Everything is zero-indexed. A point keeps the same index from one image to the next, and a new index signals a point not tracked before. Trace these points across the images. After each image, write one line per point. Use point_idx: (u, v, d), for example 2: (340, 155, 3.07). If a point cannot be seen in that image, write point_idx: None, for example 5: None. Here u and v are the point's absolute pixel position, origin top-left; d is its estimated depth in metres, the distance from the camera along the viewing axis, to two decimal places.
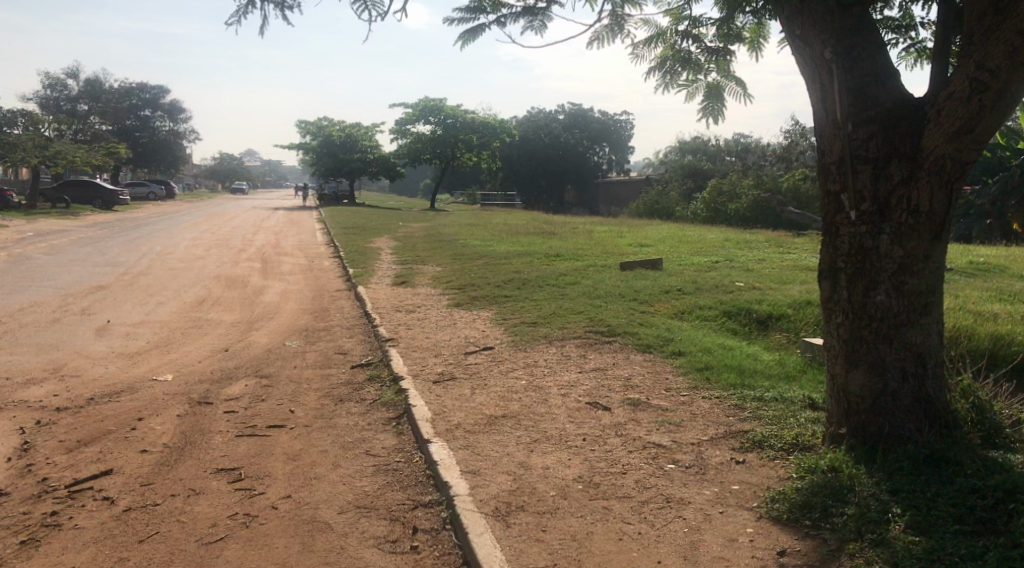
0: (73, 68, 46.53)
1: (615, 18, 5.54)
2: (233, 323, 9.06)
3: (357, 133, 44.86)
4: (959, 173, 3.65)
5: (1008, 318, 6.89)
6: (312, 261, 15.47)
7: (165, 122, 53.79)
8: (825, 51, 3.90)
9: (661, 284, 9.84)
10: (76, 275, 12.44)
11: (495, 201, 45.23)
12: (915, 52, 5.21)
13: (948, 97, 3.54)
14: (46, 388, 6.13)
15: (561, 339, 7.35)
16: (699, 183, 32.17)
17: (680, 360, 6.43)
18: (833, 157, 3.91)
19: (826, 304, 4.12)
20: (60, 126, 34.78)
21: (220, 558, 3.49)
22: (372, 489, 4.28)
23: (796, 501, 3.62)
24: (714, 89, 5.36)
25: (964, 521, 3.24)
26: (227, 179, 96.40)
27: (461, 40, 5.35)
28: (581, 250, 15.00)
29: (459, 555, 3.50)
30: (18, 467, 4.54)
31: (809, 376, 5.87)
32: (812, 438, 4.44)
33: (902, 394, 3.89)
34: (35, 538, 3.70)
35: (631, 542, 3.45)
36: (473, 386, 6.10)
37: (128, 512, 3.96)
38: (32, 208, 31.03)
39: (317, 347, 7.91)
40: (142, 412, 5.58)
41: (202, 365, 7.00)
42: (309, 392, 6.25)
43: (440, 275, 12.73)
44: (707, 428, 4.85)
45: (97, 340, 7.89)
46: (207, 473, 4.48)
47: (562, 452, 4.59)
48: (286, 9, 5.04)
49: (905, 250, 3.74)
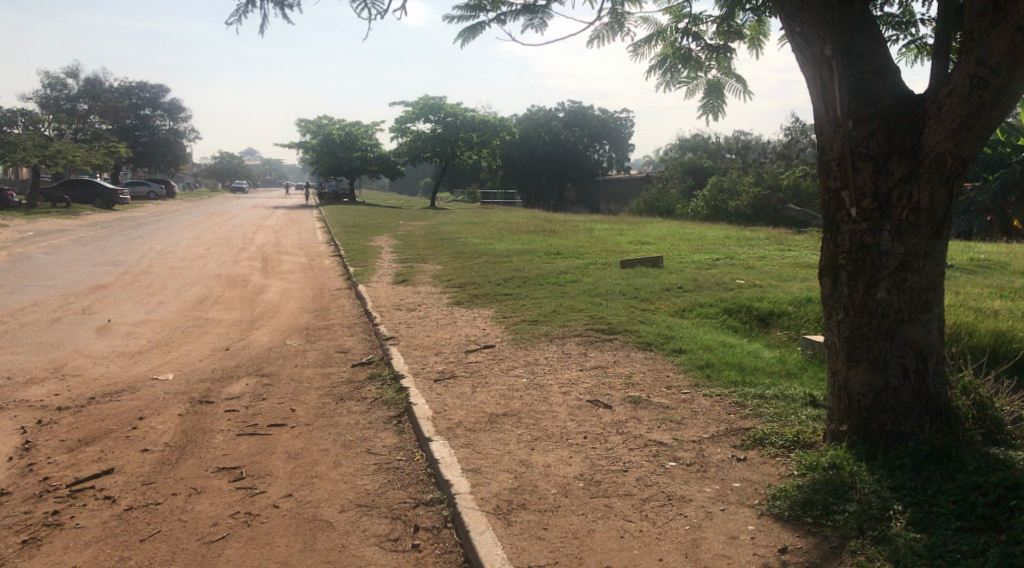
0: (73, 68, 46.55)
1: (615, 16, 5.54)
2: (234, 321, 9.06)
3: (357, 132, 44.84)
4: (959, 170, 3.64)
5: (1008, 314, 6.89)
6: (312, 260, 15.47)
7: (165, 122, 53.92)
8: (825, 48, 3.90)
9: (662, 281, 9.85)
10: (76, 274, 12.43)
11: (495, 200, 45.21)
12: (915, 49, 5.21)
13: (948, 94, 3.53)
14: (47, 388, 6.12)
15: (562, 338, 7.34)
16: (698, 182, 32.21)
17: (680, 357, 6.44)
18: (833, 155, 3.91)
19: (827, 301, 4.12)
20: (59, 125, 34.82)
21: (221, 557, 3.49)
22: (373, 488, 4.28)
23: (798, 499, 3.62)
24: (714, 86, 5.35)
25: (965, 518, 3.24)
26: (228, 178, 96.52)
27: (461, 37, 5.34)
28: (581, 248, 14.96)
29: (460, 554, 3.51)
30: (19, 466, 4.55)
31: (809, 373, 5.88)
32: (813, 435, 4.44)
33: (902, 391, 3.89)
34: (36, 537, 3.70)
35: (633, 540, 3.45)
36: (474, 384, 6.11)
37: (129, 511, 3.96)
38: (34, 208, 31.06)
39: (317, 345, 7.90)
40: (143, 411, 5.57)
41: (203, 365, 7.00)
42: (311, 390, 6.25)
43: (440, 273, 12.71)
44: (707, 426, 4.85)
45: (97, 339, 7.87)
46: (208, 472, 4.48)
47: (563, 450, 4.60)
48: (285, 8, 5.06)
49: (905, 246, 3.74)
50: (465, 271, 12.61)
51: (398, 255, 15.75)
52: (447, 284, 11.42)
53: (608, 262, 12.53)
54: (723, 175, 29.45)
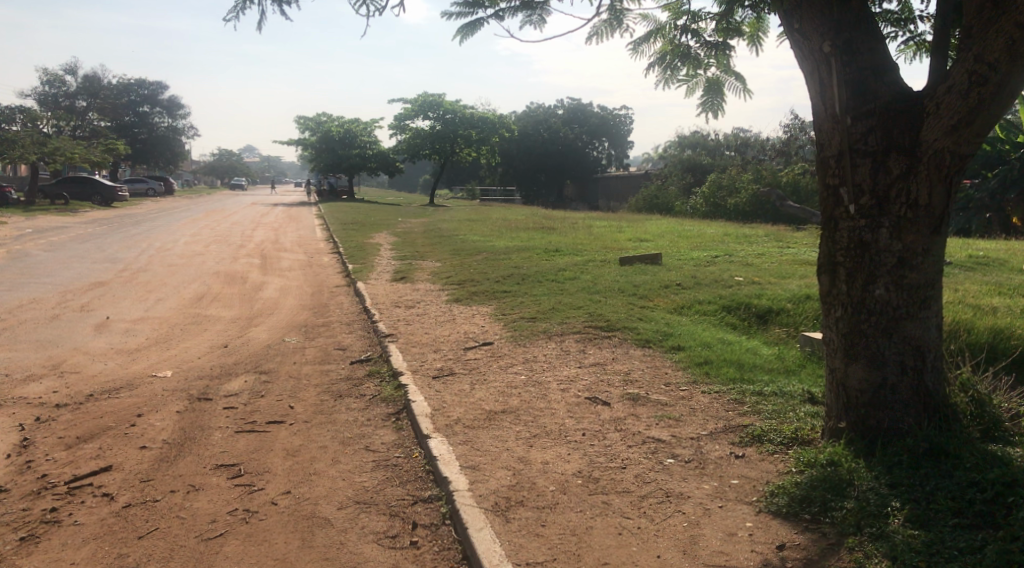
0: (72, 64, 46.44)
1: (614, 13, 5.55)
2: (233, 318, 9.06)
3: (357, 128, 44.70)
4: (958, 167, 3.64)
5: (1006, 312, 6.88)
6: (311, 257, 15.47)
7: (165, 118, 53.99)
8: (825, 44, 3.89)
9: (661, 279, 9.82)
10: (76, 271, 12.46)
11: (495, 197, 45.27)
12: (915, 45, 5.21)
13: (947, 90, 3.52)
14: (47, 385, 6.13)
15: (561, 335, 7.33)
16: (698, 178, 32.56)
17: (679, 355, 6.42)
18: (832, 152, 3.91)
19: (826, 298, 4.11)
20: (59, 121, 34.48)
21: (220, 554, 3.49)
22: (372, 485, 4.28)
23: (796, 495, 3.64)
24: (714, 84, 5.37)
25: (962, 515, 3.24)
26: (227, 175, 96.95)
27: (459, 35, 5.36)
28: (580, 245, 14.94)
29: (459, 550, 3.51)
30: (17, 463, 4.55)
31: (808, 371, 5.87)
32: (812, 432, 4.43)
33: (900, 387, 3.89)
34: (35, 535, 3.69)
35: (631, 537, 3.46)
36: (473, 381, 6.10)
37: (127, 508, 3.95)
38: (33, 204, 31.00)
39: (316, 342, 7.90)
40: (141, 408, 5.58)
41: (201, 362, 7.00)
42: (309, 387, 6.25)
43: (439, 271, 12.68)
44: (706, 423, 4.84)
45: (97, 336, 7.90)
46: (208, 469, 4.49)
47: (562, 447, 4.59)
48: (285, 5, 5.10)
49: (903, 243, 3.74)
50: (463, 268, 12.57)
51: (396, 253, 15.65)
52: (445, 281, 11.39)
53: (607, 258, 12.51)
54: (721, 173, 29.34)
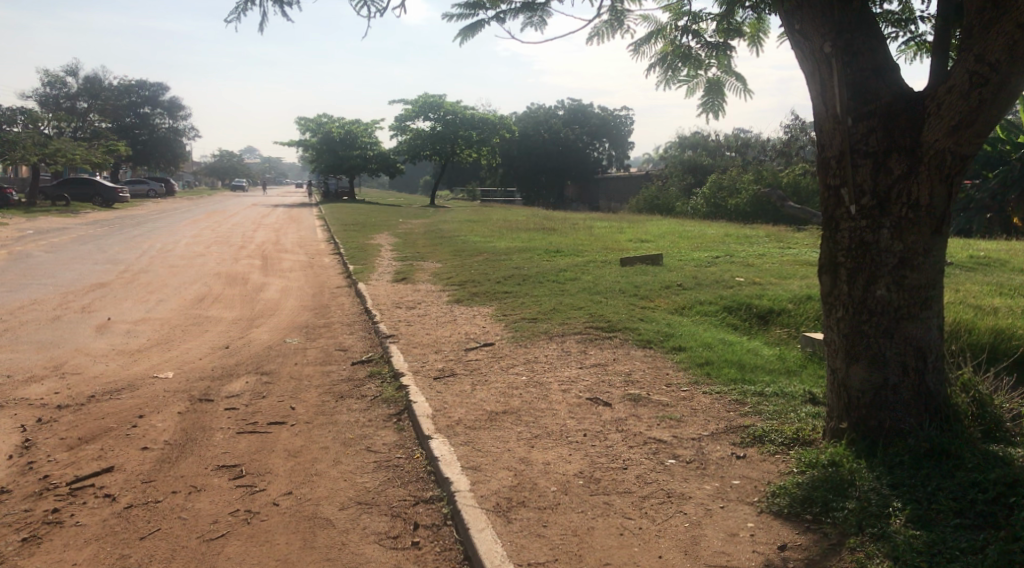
0: (73, 66, 46.48)
1: (615, 14, 5.55)
2: (234, 319, 9.07)
3: (357, 129, 44.68)
4: (959, 167, 3.64)
5: (1008, 312, 6.87)
6: (312, 258, 15.43)
7: (165, 120, 54.08)
8: (826, 45, 3.89)
9: (662, 279, 9.82)
10: (78, 273, 12.49)
11: (495, 197, 45.31)
12: (915, 46, 5.20)
13: (948, 91, 3.52)
14: (48, 386, 6.14)
15: (562, 335, 7.34)
16: (698, 179, 32.68)
17: (679, 355, 6.43)
18: (833, 152, 3.90)
19: (826, 298, 4.12)
20: (59, 122, 34.34)
21: (221, 555, 3.49)
22: (373, 486, 4.28)
23: (798, 496, 3.64)
24: (714, 85, 5.39)
25: (963, 516, 3.24)
26: (227, 176, 97.34)
27: (459, 36, 5.37)
28: (581, 246, 14.95)
29: (459, 551, 3.51)
30: (18, 464, 4.55)
31: (808, 371, 5.88)
32: (812, 433, 4.43)
33: (902, 388, 3.89)
34: (37, 535, 3.70)
35: (632, 538, 3.46)
36: (473, 382, 6.11)
37: (128, 509, 3.96)
38: (33, 206, 31.01)
39: (318, 343, 7.91)
40: (143, 409, 5.58)
41: (202, 363, 7.00)
42: (310, 388, 6.26)
43: (440, 272, 12.69)
44: (708, 423, 4.85)
45: (98, 337, 7.90)
46: (208, 470, 4.49)
47: (563, 447, 4.59)
48: (286, 6, 5.14)
49: (905, 244, 3.74)
50: (464, 269, 12.56)
51: (397, 254, 15.66)
52: (446, 282, 11.40)
53: (608, 259, 12.51)
54: (721, 173, 29.38)
